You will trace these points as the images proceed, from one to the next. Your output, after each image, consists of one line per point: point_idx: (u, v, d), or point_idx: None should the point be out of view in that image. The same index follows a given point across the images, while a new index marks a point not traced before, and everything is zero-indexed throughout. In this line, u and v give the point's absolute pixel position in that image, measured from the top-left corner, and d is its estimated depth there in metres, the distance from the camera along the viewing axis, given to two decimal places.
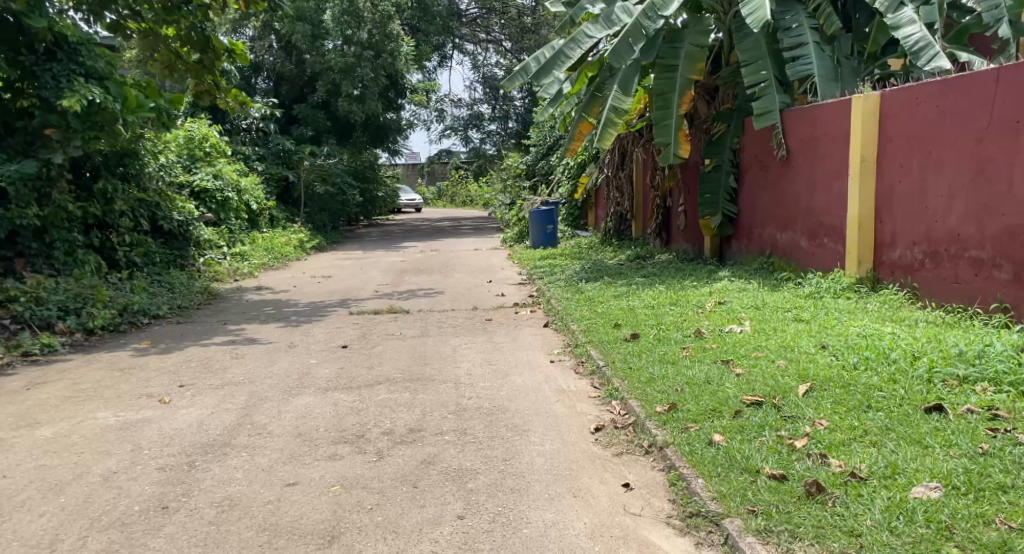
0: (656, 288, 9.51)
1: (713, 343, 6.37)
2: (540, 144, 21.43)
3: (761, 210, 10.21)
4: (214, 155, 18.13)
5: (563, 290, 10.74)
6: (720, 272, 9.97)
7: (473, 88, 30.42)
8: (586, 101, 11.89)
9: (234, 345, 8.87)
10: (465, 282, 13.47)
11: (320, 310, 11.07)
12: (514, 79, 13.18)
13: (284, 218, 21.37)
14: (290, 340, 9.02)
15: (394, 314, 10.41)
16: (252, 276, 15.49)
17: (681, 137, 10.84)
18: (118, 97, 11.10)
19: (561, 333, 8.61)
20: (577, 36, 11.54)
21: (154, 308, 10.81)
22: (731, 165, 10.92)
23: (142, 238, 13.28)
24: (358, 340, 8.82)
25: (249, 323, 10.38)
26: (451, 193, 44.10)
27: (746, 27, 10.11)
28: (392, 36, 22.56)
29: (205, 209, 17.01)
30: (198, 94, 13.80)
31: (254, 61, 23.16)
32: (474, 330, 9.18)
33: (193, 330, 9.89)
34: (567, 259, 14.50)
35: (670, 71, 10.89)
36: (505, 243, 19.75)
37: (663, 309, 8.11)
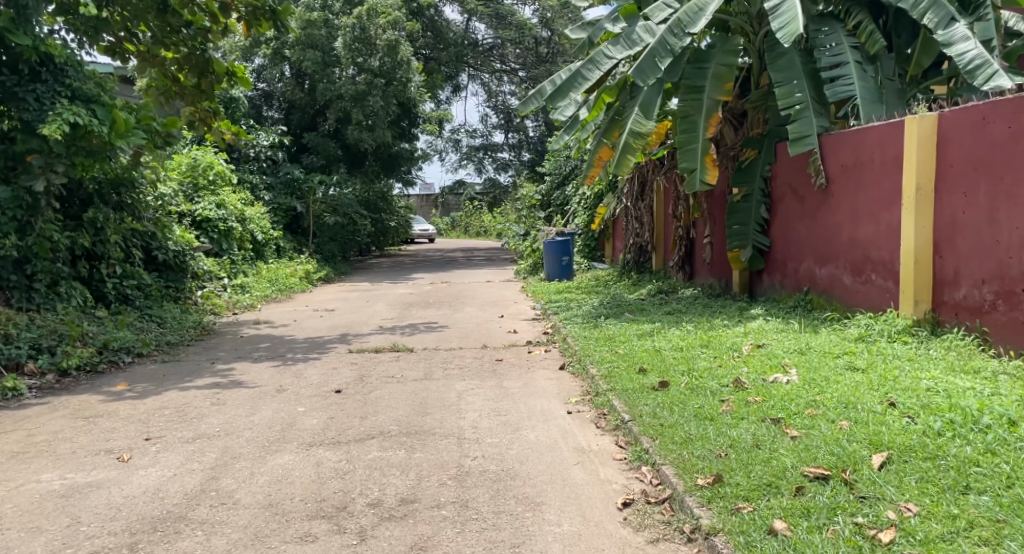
0: (683, 327, 8.66)
1: (755, 396, 5.51)
2: (554, 173, 20.77)
3: (797, 242, 9.33)
4: (219, 184, 17.47)
5: (581, 327, 9.90)
6: (753, 309, 9.11)
7: (487, 117, 29.88)
8: (606, 125, 11.17)
9: (217, 388, 8.08)
10: (475, 317, 12.68)
11: (317, 347, 10.27)
12: (528, 104, 12.47)
13: (291, 248, 20.67)
14: (279, 382, 8.22)
15: (397, 352, 9.59)
16: (253, 309, 14.78)
17: (708, 162, 9.99)
18: (105, 121, 10.30)
19: (578, 378, 7.75)
20: (595, 56, 10.83)
21: (139, 344, 10.12)
22: (763, 194, 10.07)
23: (135, 270, 12.57)
24: (353, 383, 8.00)
25: (239, 361, 9.63)
26: (465, 224, 43.49)
27: (778, 47, 9.32)
28: (404, 64, 21.85)
29: (207, 240, 16.31)
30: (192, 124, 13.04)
31: (264, 90, 22.73)
32: (482, 372, 8.34)
33: (177, 371, 9.13)
34: (583, 293, 13.67)
35: (696, 93, 10.09)
36: (519, 275, 18.95)
37: (692, 352, 7.24)
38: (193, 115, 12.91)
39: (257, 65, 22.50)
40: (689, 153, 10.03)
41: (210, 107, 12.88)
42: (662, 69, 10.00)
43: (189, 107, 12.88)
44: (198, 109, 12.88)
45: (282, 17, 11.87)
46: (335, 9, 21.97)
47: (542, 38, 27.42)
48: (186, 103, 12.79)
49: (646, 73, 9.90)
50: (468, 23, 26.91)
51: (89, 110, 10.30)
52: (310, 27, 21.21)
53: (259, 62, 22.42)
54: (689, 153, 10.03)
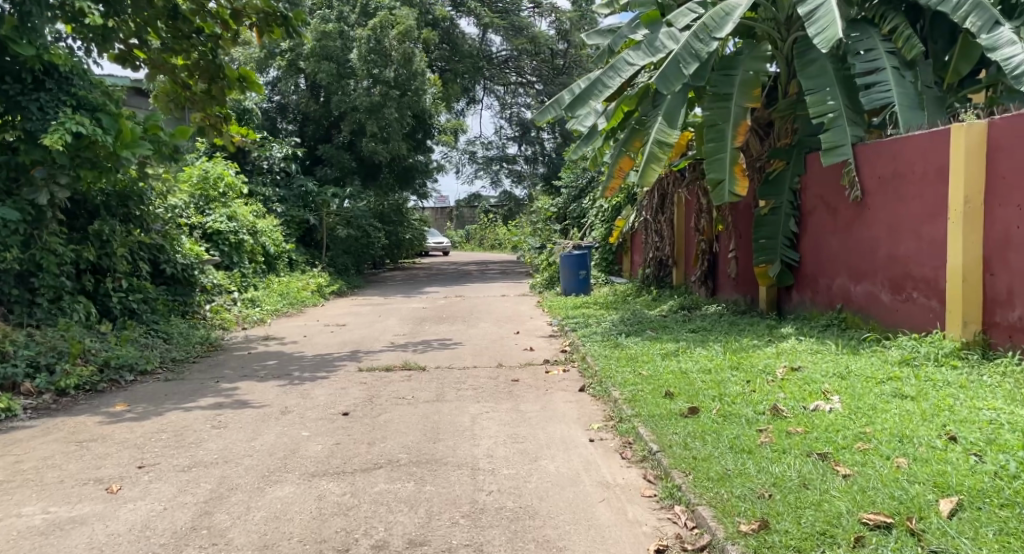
0: (711, 347, 8.17)
1: (796, 426, 5.10)
2: (571, 185, 20.41)
3: (828, 258, 8.90)
4: (230, 196, 17.16)
5: (601, 345, 9.45)
6: (784, 327, 8.64)
7: (502, 129, 29.55)
8: (627, 135, 10.77)
9: (219, 408, 7.67)
10: (489, 333, 12.25)
11: (326, 364, 9.86)
12: (546, 113, 12.08)
13: (303, 261, 20.31)
14: (285, 403, 7.82)
15: (408, 371, 9.16)
16: (263, 324, 14.39)
17: (737, 172, 9.55)
18: (110, 131, 9.78)
19: (600, 402, 7.30)
20: (616, 63, 10.44)
21: (142, 362, 9.75)
22: (791, 207, 9.62)
23: (141, 284, 12.19)
24: (362, 405, 7.58)
25: (244, 380, 9.22)
26: (479, 237, 43.16)
27: (809, 53, 8.90)
28: (418, 74, 21.51)
29: (217, 252, 15.97)
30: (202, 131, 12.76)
31: (279, 102, 22.55)
32: (498, 394, 7.90)
33: (179, 390, 8.73)
34: (602, 309, 13.23)
35: (723, 101, 9.70)
36: (534, 289, 18.54)
37: (722, 375, 6.78)
38: (206, 120, 12.62)
39: (273, 77, 22.27)
40: (717, 163, 9.60)
41: (223, 113, 12.70)
42: (687, 75, 9.60)
43: (199, 113, 12.55)
44: (209, 115, 12.55)
45: (295, 24, 11.61)
46: (350, 20, 21.43)
47: (558, 50, 27.04)
48: (197, 110, 12.46)
49: (670, 80, 9.48)
50: (484, 35, 26.56)
51: (94, 119, 9.79)
52: (325, 39, 20.87)
53: (274, 75, 22.20)
54: (716, 163, 9.60)
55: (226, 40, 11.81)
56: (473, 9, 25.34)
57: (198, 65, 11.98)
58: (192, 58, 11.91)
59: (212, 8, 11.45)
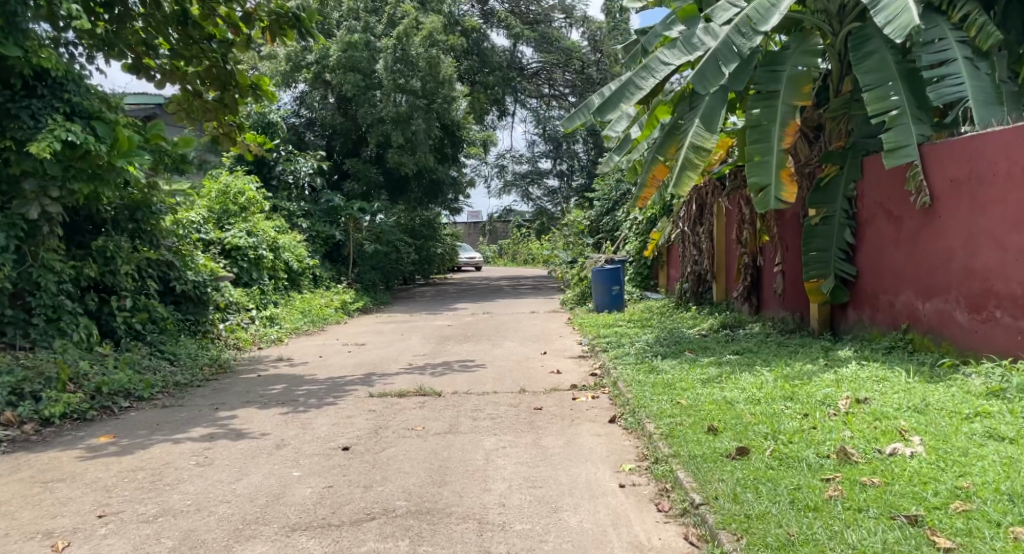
0: (760, 374, 7.24)
1: (871, 476, 4.26)
2: (604, 198, 19.61)
3: (888, 272, 8.09)
4: (250, 211, 16.46)
5: (634, 369, 8.59)
6: (846, 352, 7.70)
7: (535, 142, 28.78)
8: (661, 140, 9.91)
9: (210, 440, 6.88)
10: (515, 353, 11.39)
11: (336, 388, 9.04)
12: (574, 120, 11.26)
13: (329, 277, 19.57)
14: (284, 434, 7.01)
15: (422, 398, 8.33)
16: (280, 343, 13.58)
17: (784, 177, 8.61)
18: (105, 139, 9.14)
19: (634, 436, 6.47)
20: (649, 63, 9.62)
21: (140, 388, 8.98)
22: (845, 216, 8.79)
23: (147, 303, 11.22)
24: (365, 439, 6.77)
25: (245, 406, 8.44)
26: (512, 252, 42.37)
27: (865, 46, 8.17)
28: (446, 81, 20.80)
29: (235, 269, 15.12)
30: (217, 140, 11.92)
31: (307, 117, 21.68)
32: (518, 426, 7.06)
33: (174, 417, 7.94)
34: (636, 327, 12.34)
35: (768, 99, 8.83)
36: (565, 305, 17.69)
37: (774, 408, 5.98)
38: (218, 130, 11.72)
39: (301, 91, 21.44)
40: (762, 166, 8.70)
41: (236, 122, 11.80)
42: (726, 74, 8.83)
43: (212, 122, 11.70)
44: (223, 124, 11.68)
45: (308, 25, 10.70)
46: (377, 30, 20.67)
47: (591, 60, 26.38)
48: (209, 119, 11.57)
49: (707, 78, 8.69)
50: (515, 47, 25.84)
51: (88, 127, 9.17)
52: (351, 49, 20.07)
53: (300, 89, 21.35)
54: (761, 166, 8.70)
55: (242, 43, 11.07)
56: (504, 20, 24.61)
57: (212, 72, 11.03)
58: (204, 66, 10.97)
59: (222, 11, 10.66)
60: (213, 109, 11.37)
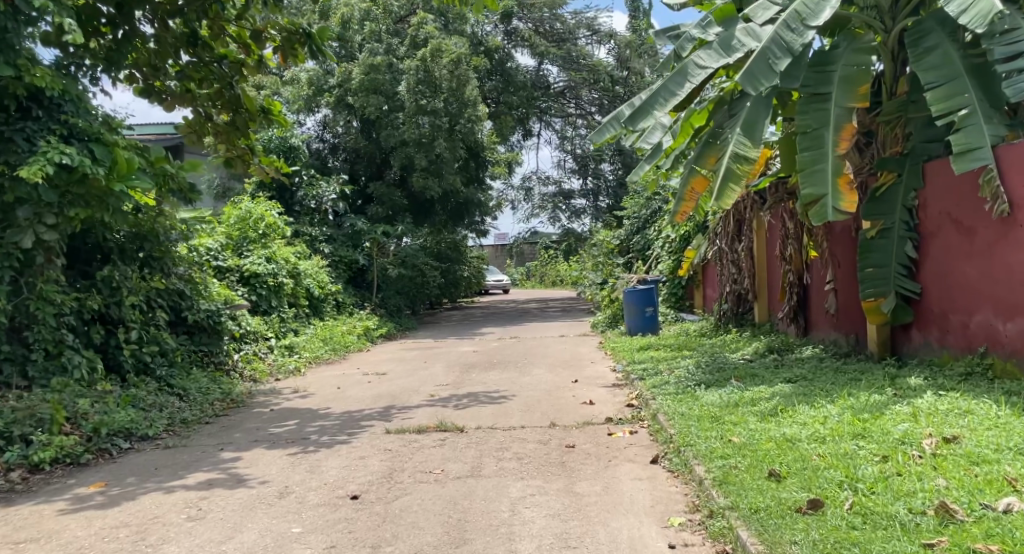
0: (825, 412, 6.51)
1: (986, 541, 3.74)
2: (634, 217, 18.90)
3: (962, 290, 7.76)
4: (271, 237, 15.56)
5: (676, 400, 7.87)
6: (923, 390, 6.97)
7: (562, 163, 28.08)
8: (699, 150, 9.18)
9: (206, 489, 6.15)
10: (545, 382, 10.61)
11: (350, 423, 8.27)
12: (604, 130, 10.48)
13: (353, 303, 18.73)
14: (287, 478, 6.28)
15: (443, 435, 7.59)
16: (298, 375, 12.50)
17: (842, 185, 7.84)
18: (103, 161, 8.30)
19: (681, 480, 5.79)
20: (684, 67, 8.91)
21: (145, 427, 8.10)
22: (906, 228, 8.42)
23: (157, 334, 10.00)
24: (377, 485, 6.05)
25: (253, 443, 7.66)
26: (540, 273, 41.40)
27: (923, 41, 7.83)
28: (470, 102, 20.12)
29: (254, 297, 14.12)
30: (229, 164, 10.58)
31: (332, 142, 21.06)
32: (547, 467, 6.32)
33: (175, 459, 7.14)
34: (677, 351, 11.55)
35: (819, 102, 8.14)
36: (596, 328, 16.91)
37: (845, 445, 5.43)
38: (230, 151, 10.43)
39: (322, 117, 20.76)
40: (815, 176, 7.92)
41: (249, 142, 10.44)
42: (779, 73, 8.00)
43: (222, 144, 10.45)
44: (234, 144, 10.41)
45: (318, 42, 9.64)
46: (400, 52, 20.07)
47: (618, 77, 25.58)
48: (217, 138, 10.34)
49: (756, 79, 7.91)
50: (539, 66, 25.14)
51: (85, 148, 8.35)
52: (374, 72, 19.32)
53: (321, 115, 20.71)
54: (815, 176, 7.92)
55: (251, 66, 9.99)
56: (528, 39, 23.94)
57: (222, 94, 9.94)
58: (213, 88, 9.90)
59: (233, 30, 9.79)
60: (223, 131, 10.27)
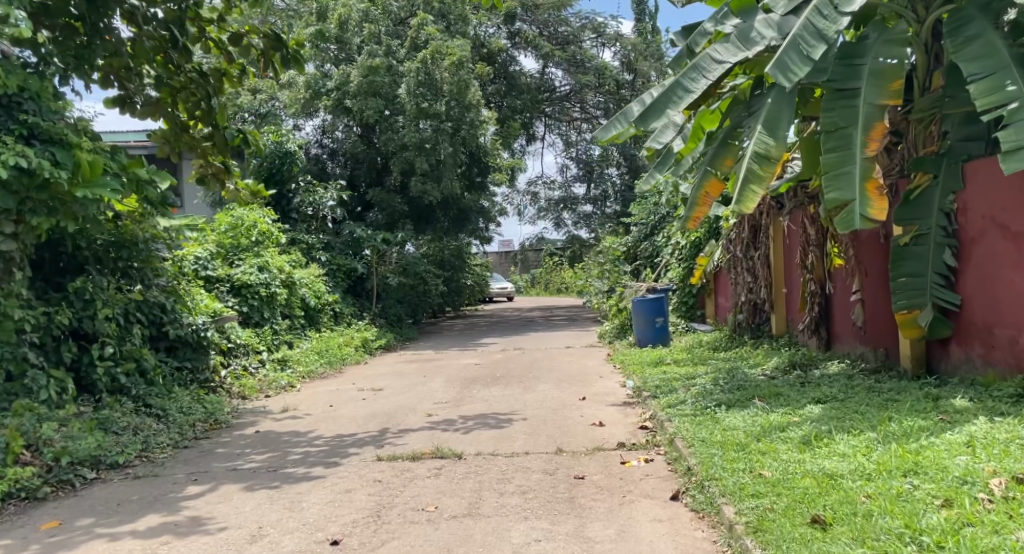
0: (867, 444, 5.82)
1: None
2: (642, 223, 18.22)
3: (1011, 302, 7.21)
4: (263, 245, 14.72)
5: (695, 423, 7.17)
6: (975, 417, 6.26)
7: (567, 167, 27.38)
8: (713, 151, 8.54)
9: (167, 532, 5.43)
10: (551, 399, 9.91)
11: (338, 449, 7.54)
12: (611, 128, 9.78)
13: (351, 313, 17.94)
14: (261, 518, 5.55)
15: (440, 462, 6.89)
16: (292, 390, 11.61)
17: (871, 190, 7.08)
18: (66, 165, 7.64)
19: (707, 523, 5.12)
20: (699, 62, 8.27)
21: (116, 454, 7.31)
22: (944, 233, 7.80)
23: (135, 350, 9.16)
24: (362, 526, 5.35)
25: (230, 471, 6.94)
26: (546, 280, 40.61)
27: (963, 30, 7.11)
28: (472, 106, 19.34)
29: (245, 307, 13.32)
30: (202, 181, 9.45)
31: (330, 147, 20.33)
32: (554, 504, 5.62)
33: (143, 492, 6.42)
34: (692, 366, 10.82)
35: (847, 98, 7.40)
36: (604, 338, 16.21)
37: (898, 483, 4.81)
38: (203, 167, 9.31)
39: (321, 121, 20.04)
40: (842, 178, 7.18)
41: (227, 161, 9.42)
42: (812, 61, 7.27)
43: (197, 159, 9.37)
44: (210, 161, 9.33)
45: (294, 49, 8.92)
46: (400, 54, 19.34)
47: (624, 80, 24.94)
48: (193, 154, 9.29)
49: (789, 67, 7.23)
50: (544, 69, 24.38)
51: (46, 151, 7.66)
52: (372, 74, 18.73)
53: (319, 119, 20.00)
54: (841, 178, 7.18)
55: (231, 76, 9.24)
56: (532, 40, 23.17)
57: (200, 107, 9.04)
58: (192, 96, 8.94)
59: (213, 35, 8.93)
60: (198, 144, 9.26)
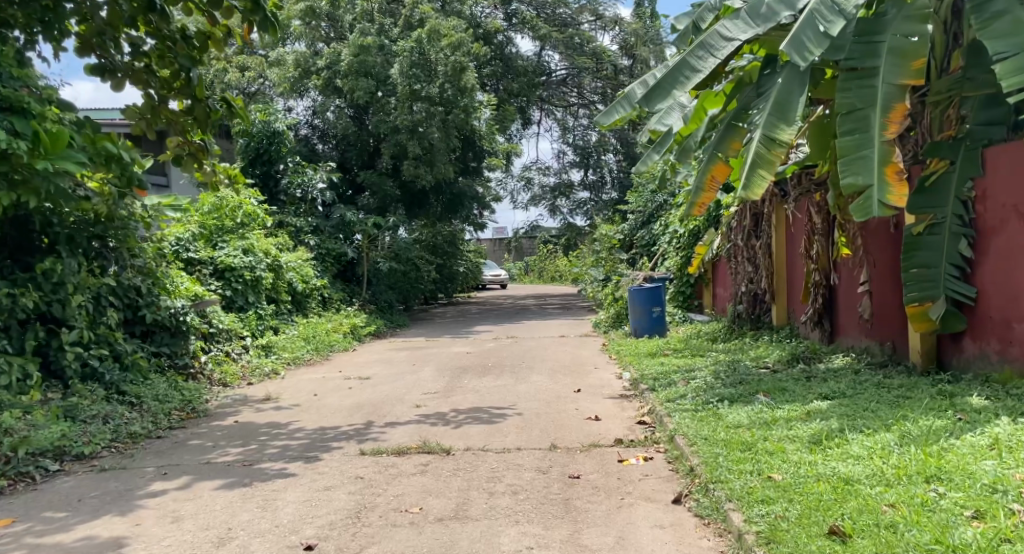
0: (883, 446, 5.43)
1: None
2: (639, 211, 17.84)
3: None
4: (248, 227, 14.25)
5: (697, 419, 6.78)
6: (996, 417, 5.87)
7: (563, 154, 26.95)
8: (719, 136, 8.11)
9: (128, 532, 5.01)
10: (544, 391, 9.51)
11: (319, 442, 7.13)
12: (612, 112, 9.34)
13: (340, 299, 17.49)
14: (231, 519, 5.14)
15: (426, 458, 6.49)
16: (275, 377, 11.18)
17: (891, 175, 6.69)
18: (25, 135, 7.16)
19: (713, 531, 4.73)
20: (707, 39, 7.83)
21: (82, 445, 6.88)
22: (960, 222, 7.43)
23: (107, 334, 8.74)
24: (340, 528, 4.95)
25: (204, 465, 6.52)
26: (538, 268, 40.25)
27: (989, 7, 6.70)
28: (467, 90, 18.70)
29: (228, 292, 12.87)
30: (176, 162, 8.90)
31: (319, 128, 19.81)
32: (548, 507, 5.22)
33: (108, 486, 6.00)
34: (691, 358, 10.42)
35: (866, 77, 6.98)
36: (599, 328, 15.82)
37: (924, 490, 4.43)
38: (179, 147, 8.73)
39: (311, 100, 19.54)
40: (860, 162, 6.80)
41: (207, 137, 8.83)
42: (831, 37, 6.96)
43: (175, 135, 8.75)
44: (190, 138, 8.72)
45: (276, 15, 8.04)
46: (392, 33, 18.89)
47: (622, 66, 24.49)
48: (171, 130, 8.64)
49: (805, 46, 6.91)
50: (541, 52, 23.89)
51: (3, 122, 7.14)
52: (364, 53, 18.24)
53: (310, 98, 19.52)
54: (859, 163, 6.79)
55: (217, 40, 8.38)
56: (528, 21, 22.61)
57: (177, 77, 8.36)
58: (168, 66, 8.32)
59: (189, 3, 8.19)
60: (178, 119, 8.60)
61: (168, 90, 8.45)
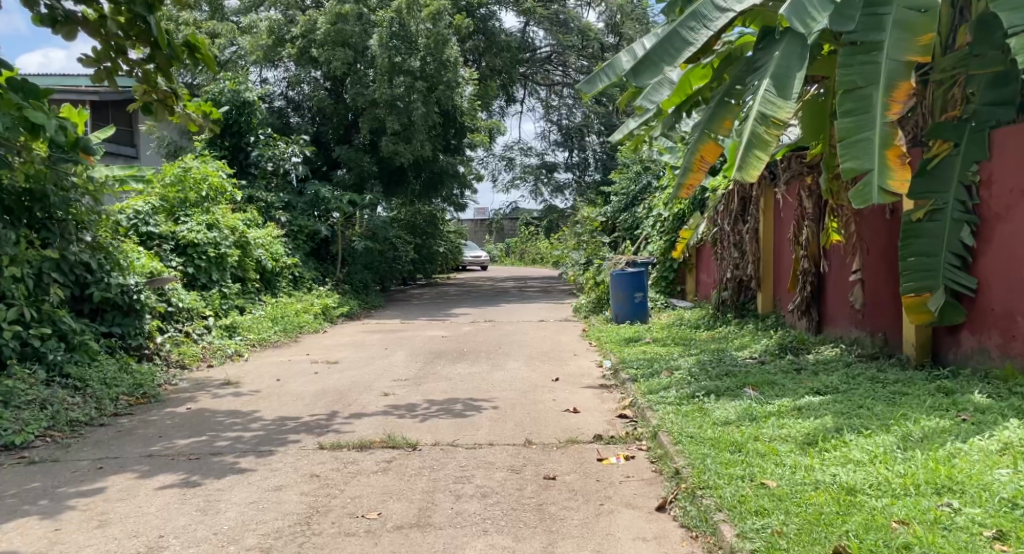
0: (886, 450, 4.97)
1: None
2: (623, 193, 17.32)
3: None
4: (213, 200, 13.62)
5: (683, 415, 6.29)
6: (1004, 418, 5.44)
7: (546, 134, 26.35)
8: (708, 114, 7.58)
9: (45, 538, 4.50)
10: (521, 380, 9.01)
11: (276, 434, 6.62)
12: (596, 81, 8.79)
13: (312, 278, 16.89)
14: (163, 524, 4.63)
15: (390, 454, 5.99)
16: (238, 360, 10.63)
17: (892, 158, 6.21)
18: None
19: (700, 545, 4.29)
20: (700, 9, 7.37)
21: (11, 432, 6.34)
22: (963, 209, 6.98)
23: (50, 312, 8.14)
24: (286, 537, 4.46)
25: (144, 457, 6.00)
26: (520, 250, 39.75)
27: None
28: (450, 64, 18.10)
29: (189, 268, 12.28)
30: (146, 111, 8.29)
31: (293, 100, 19.14)
32: (520, 513, 4.75)
33: (34, 481, 5.47)
34: (673, 346, 9.96)
35: (869, 53, 6.48)
36: (579, 313, 15.34)
37: (935, 505, 3.97)
38: (147, 95, 8.10)
39: (287, 70, 18.88)
40: (859, 145, 6.31)
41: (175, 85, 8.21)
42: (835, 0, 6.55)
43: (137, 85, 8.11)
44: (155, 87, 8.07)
45: None
46: (372, 2, 18.14)
47: (608, 44, 23.83)
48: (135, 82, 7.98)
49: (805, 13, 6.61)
50: (525, 27, 23.23)
51: None
52: (341, 22, 17.59)
53: (284, 68, 18.86)
54: (858, 146, 6.31)
55: None
56: None
57: (135, 24, 7.63)
58: (123, 14, 7.53)
59: None
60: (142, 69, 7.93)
61: (127, 36, 7.69)
